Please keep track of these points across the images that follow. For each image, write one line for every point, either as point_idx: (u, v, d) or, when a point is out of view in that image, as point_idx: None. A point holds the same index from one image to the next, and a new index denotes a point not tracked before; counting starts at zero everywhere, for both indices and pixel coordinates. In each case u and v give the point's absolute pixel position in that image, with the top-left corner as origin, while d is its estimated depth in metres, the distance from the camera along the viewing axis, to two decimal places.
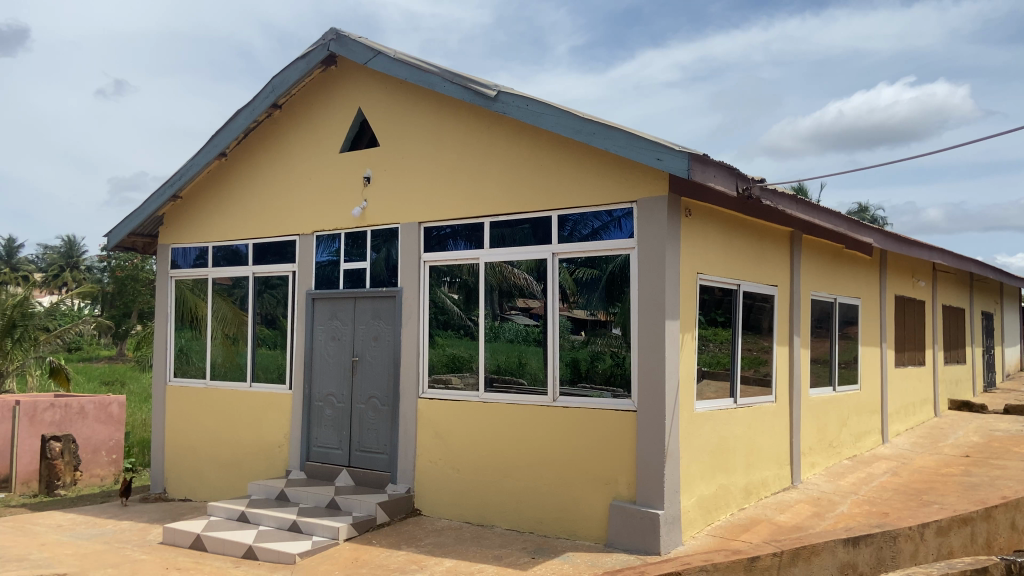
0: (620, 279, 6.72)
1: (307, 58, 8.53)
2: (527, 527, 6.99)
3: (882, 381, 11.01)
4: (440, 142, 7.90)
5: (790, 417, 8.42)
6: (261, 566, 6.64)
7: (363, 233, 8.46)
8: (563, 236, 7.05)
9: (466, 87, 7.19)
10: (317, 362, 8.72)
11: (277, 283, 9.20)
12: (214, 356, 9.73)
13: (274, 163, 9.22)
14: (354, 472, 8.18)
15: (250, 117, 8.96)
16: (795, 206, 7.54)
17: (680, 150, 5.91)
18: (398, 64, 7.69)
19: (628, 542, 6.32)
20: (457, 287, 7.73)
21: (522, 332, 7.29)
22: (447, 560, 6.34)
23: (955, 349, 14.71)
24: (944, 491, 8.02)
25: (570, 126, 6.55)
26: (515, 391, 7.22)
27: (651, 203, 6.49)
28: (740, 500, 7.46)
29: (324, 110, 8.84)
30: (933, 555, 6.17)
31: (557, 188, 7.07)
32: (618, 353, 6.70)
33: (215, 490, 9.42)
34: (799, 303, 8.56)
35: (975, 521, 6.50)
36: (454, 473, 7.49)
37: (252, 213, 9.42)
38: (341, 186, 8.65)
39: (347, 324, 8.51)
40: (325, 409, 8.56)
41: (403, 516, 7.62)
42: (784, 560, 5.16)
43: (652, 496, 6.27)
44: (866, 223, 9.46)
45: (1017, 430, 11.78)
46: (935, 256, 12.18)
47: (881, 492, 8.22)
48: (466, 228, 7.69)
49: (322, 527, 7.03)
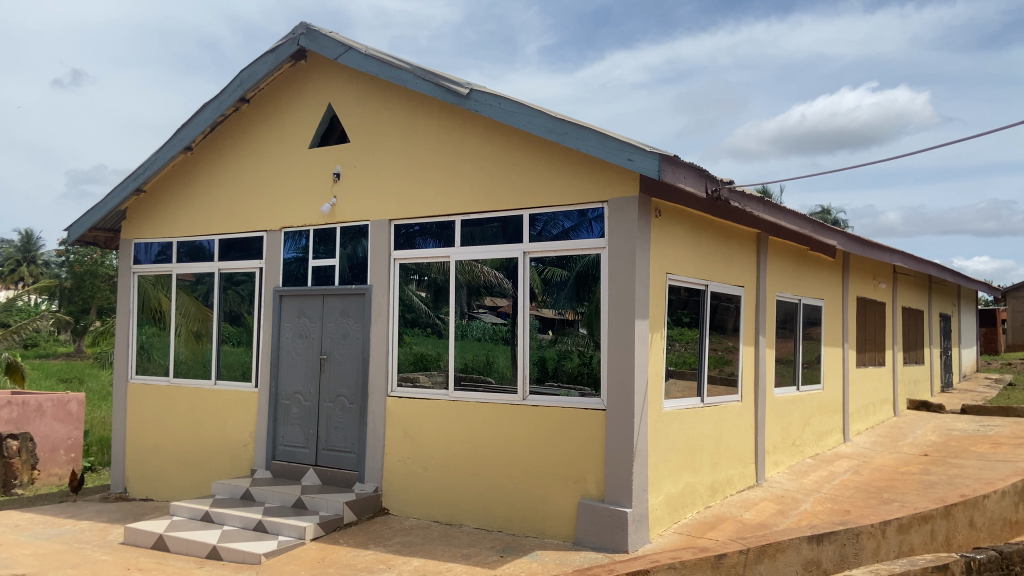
0: (589, 279, 6.75)
1: (276, 52, 8.39)
2: (495, 525, 6.99)
3: (844, 382, 11.22)
4: (412, 139, 7.85)
5: (755, 416, 8.54)
6: (225, 566, 6.54)
7: (332, 230, 8.38)
8: (533, 235, 7.06)
9: (438, 84, 7.15)
10: (283, 360, 8.62)
11: (243, 279, 9.09)
12: (177, 352, 9.57)
13: (241, 159, 9.10)
14: (320, 471, 8.11)
15: (216, 111, 8.81)
16: (762, 207, 7.64)
17: (651, 151, 5.95)
18: (369, 60, 7.62)
19: (596, 540, 6.35)
20: (426, 285, 7.71)
21: (489, 331, 7.30)
22: (416, 559, 6.30)
23: (914, 349, 15.07)
24: (902, 489, 8.21)
25: (544, 125, 6.56)
26: (483, 390, 7.23)
27: (622, 203, 6.53)
28: (707, 497, 7.55)
29: (293, 105, 8.73)
30: (894, 552, 6.31)
31: (528, 187, 7.08)
32: (586, 352, 6.74)
33: (178, 490, 9.26)
34: (764, 304, 8.69)
35: (934, 519, 6.66)
36: (423, 472, 7.45)
37: (218, 207, 9.27)
38: (310, 182, 8.55)
39: (315, 322, 8.42)
40: (292, 408, 8.47)
41: (370, 515, 7.57)
42: (751, 558, 5.24)
43: (621, 495, 6.32)
44: (830, 225, 9.62)
45: (973, 429, 12.11)
46: (896, 258, 12.44)
47: (843, 489, 8.40)
48: (436, 226, 7.67)
49: (288, 526, 6.95)
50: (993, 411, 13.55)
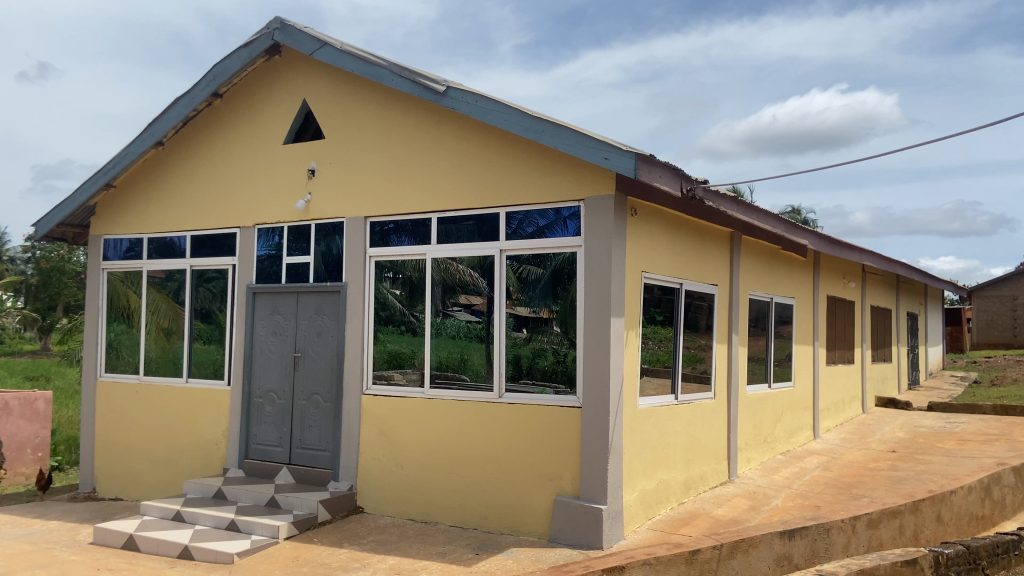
0: (564, 276, 6.78)
1: (250, 47, 8.31)
2: (470, 523, 7.00)
3: (814, 379, 11.39)
4: (387, 136, 7.81)
5: (728, 413, 8.64)
6: (197, 566, 6.46)
7: (307, 227, 8.32)
8: (509, 233, 7.06)
9: (415, 81, 7.12)
10: (256, 358, 8.53)
11: (214, 276, 9.00)
12: (147, 350, 9.43)
13: (214, 155, 8.99)
14: (294, 469, 8.05)
15: (188, 105, 8.69)
16: (735, 206, 7.73)
17: (627, 150, 5.99)
18: (345, 56, 7.57)
19: (571, 537, 6.38)
20: (401, 283, 7.69)
21: (463, 329, 7.30)
22: (391, 557, 6.28)
23: (881, 347, 15.33)
24: (871, 485, 8.36)
25: (521, 123, 6.57)
26: (458, 387, 7.24)
27: (598, 202, 6.56)
28: (680, 494, 7.63)
29: (268, 100, 8.65)
30: (863, 546, 6.42)
31: (504, 185, 7.09)
32: (560, 350, 6.78)
33: (148, 489, 9.14)
34: (737, 302, 8.79)
35: (903, 514, 6.79)
36: (399, 470, 7.43)
37: (190, 203, 9.15)
38: (284, 178, 8.48)
39: (289, 320, 8.35)
40: (265, 406, 8.39)
41: (345, 513, 7.53)
42: (724, 553, 5.30)
43: (596, 492, 6.36)
44: (802, 225, 9.76)
45: (939, 426, 12.36)
46: (865, 257, 12.65)
47: (813, 485, 8.53)
48: (411, 224, 7.65)
49: (261, 526, 6.89)
50: (959, 408, 13.83)
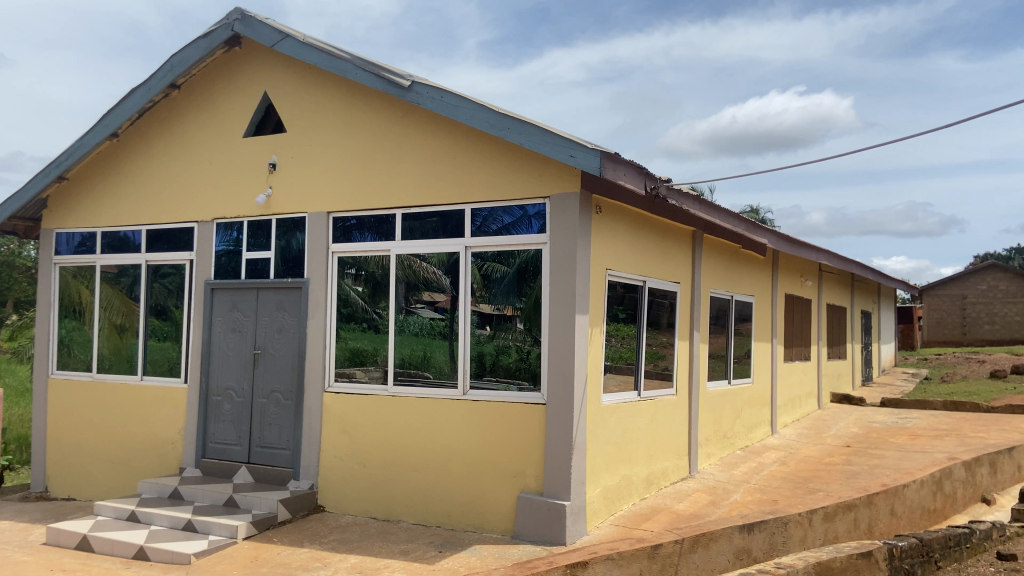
0: (529, 274, 6.78)
1: (209, 38, 8.14)
2: (433, 520, 6.96)
3: (772, 376, 11.57)
4: (350, 131, 7.73)
5: (689, 409, 8.74)
6: (153, 566, 6.32)
7: (267, 221, 8.19)
8: (474, 230, 7.04)
9: (379, 75, 7.05)
10: (214, 355, 8.37)
11: (171, 272, 8.81)
12: (100, 348, 9.19)
13: (171, 147, 8.80)
14: (253, 468, 7.93)
15: (145, 97, 8.48)
16: (696, 205, 7.83)
17: (593, 147, 6.02)
18: (307, 48, 7.46)
19: (534, 534, 6.40)
20: (363, 280, 7.61)
21: (426, 326, 7.25)
22: (352, 556, 6.21)
23: (836, 345, 15.67)
24: (827, 479, 8.54)
25: (486, 119, 6.55)
26: (421, 384, 7.20)
27: (563, 199, 6.57)
28: (642, 489, 7.70)
29: (227, 92, 8.48)
30: (819, 539, 6.55)
31: (469, 182, 7.06)
32: (523, 347, 6.79)
33: (102, 489, 8.92)
34: (698, 300, 8.89)
35: (857, 507, 6.94)
36: (361, 468, 7.36)
37: (146, 196, 8.94)
38: (244, 172, 8.33)
39: (248, 316, 8.21)
40: (224, 404, 8.24)
41: (306, 512, 7.44)
42: (685, 547, 5.36)
43: (559, 488, 6.38)
44: (761, 224, 9.92)
45: (892, 421, 12.67)
46: (821, 257, 12.90)
47: (771, 480, 8.68)
48: (374, 220, 7.59)
49: (218, 526, 6.77)
50: (911, 403, 14.20)
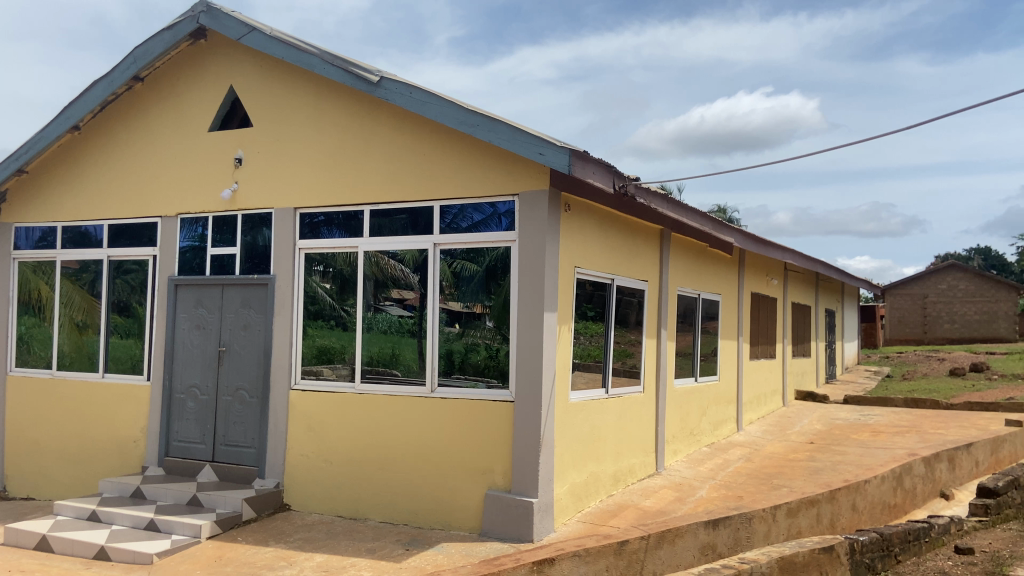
0: (498, 272, 6.78)
1: (174, 30, 8.00)
2: (401, 518, 6.93)
3: (738, 374, 11.71)
4: (318, 126, 7.65)
5: (656, 407, 8.81)
6: (114, 567, 6.20)
7: (233, 217, 8.08)
8: (443, 227, 7.01)
9: (347, 70, 6.98)
10: (178, 352, 8.23)
11: (133, 268, 8.64)
12: (60, 345, 8.99)
13: (135, 140, 8.63)
14: (217, 466, 7.83)
15: (107, 89, 8.31)
16: (664, 204, 7.89)
17: (561, 145, 6.03)
18: (274, 42, 7.36)
19: (502, 531, 6.41)
20: (331, 277, 7.55)
21: (395, 323, 7.22)
22: (318, 555, 6.16)
23: (801, 343, 15.91)
24: (791, 475, 8.67)
25: (456, 116, 6.53)
26: (389, 382, 7.16)
27: (532, 197, 6.58)
28: (609, 486, 7.74)
29: (192, 86, 8.34)
30: (783, 534, 6.65)
31: (438, 179, 7.03)
32: (493, 345, 6.78)
33: (62, 488, 8.73)
34: (666, 298, 8.97)
35: (820, 503, 7.04)
36: (327, 466, 7.30)
37: (108, 190, 8.76)
38: (209, 167, 8.20)
39: (213, 313, 8.09)
40: (187, 402, 8.11)
41: (271, 511, 7.36)
42: (651, 543, 5.40)
43: (527, 485, 6.39)
44: (728, 223, 10.03)
45: (854, 418, 12.91)
46: (787, 256, 13.08)
47: (736, 476, 8.78)
48: (342, 216, 7.52)
49: (181, 526, 6.66)
50: (872, 401, 14.48)
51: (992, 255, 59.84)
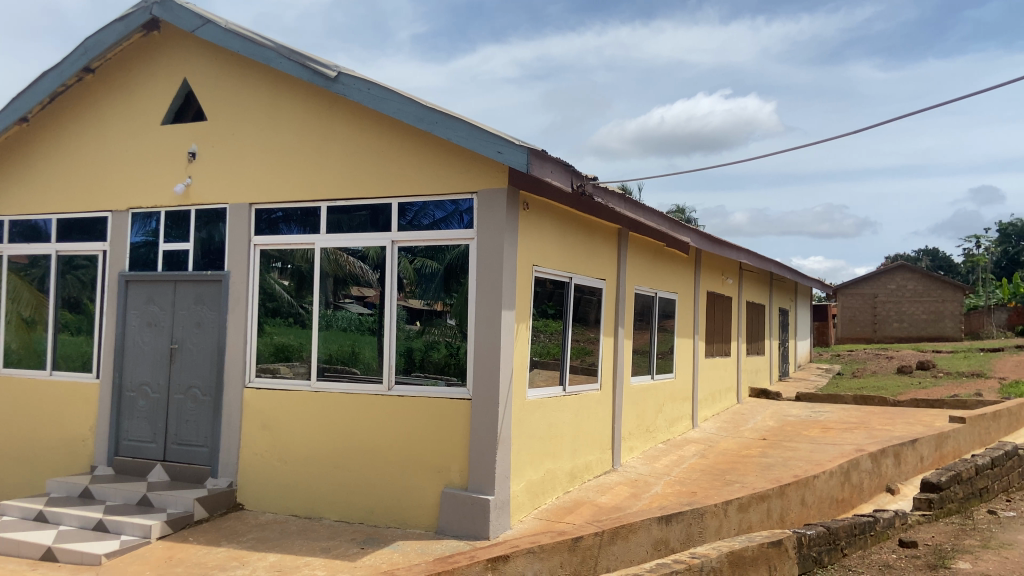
0: (457, 271, 6.79)
1: (126, 21, 7.82)
2: (356, 517, 6.90)
3: (694, 372, 11.89)
4: (275, 121, 7.55)
5: (613, 404, 8.90)
6: (60, 568, 6.06)
7: (186, 212, 7.94)
8: (403, 224, 6.99)
9: (304, 65, 6.91)
10: (128, 350, 8.06)
11: (84, 264, 8.43)
12: (7, 342, 8.75)
13: (85, 133, 8.43)
14: (169, 466, 7.69)
15: (56, 80, 8.10)
16: (621, 203, 7.97)
17: (519, 144, 6.06)
18: (229, 35, 7.25)
19: (458, 529, 6.42)
20: (289, 274, 7.47)
21: (355, 321, 7.18)
22: (271, 555, 6.09)
23: (755, 341, 16.21)
24: (743, 471, 8.84)
25: (414, 113, 6.51)
26: (347, 380, 7.11)
27: (490, 195, 6.59)
28: (566, 483, 7.80)
29: (145, 78, 8.17)
30: (734, 529, 6.78)
31: (396, 175, 7.00)
32: (453, 343, 6.78)
33: (7, 488, 8.50)
34: (624, 296, 9.06)
35: (770, 498, 7.19)
36: (282, 465, 7.23)
37: (58, 183, 8.54)
38: (161, 161, 8.04)
39: (165, 310, 7.94)
40: (138, 400, 7.95)
41: (223, 511, 7.26)
42: (605, 539, 5.46)
43: (483, 483, 6.41)
44: (685, 223, 10.16)
45: (805, 415, 13.21)
46: (742, 256, 13.31)
47: (690, 472, 8.92)
48: (300, 212, 7.45)
49: (131, 525, 6.54)
50: (823, 398, 14.82)
51: (940, 255, 61.64)
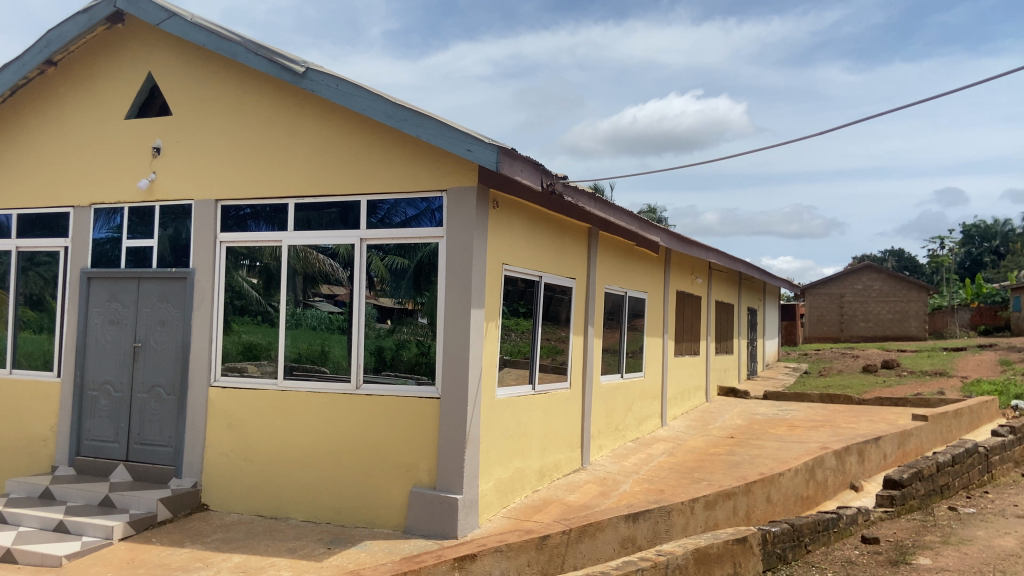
0: (427, 269, 6.76)
1: (89, 13, 7.65)
2: (324, 517, 6.84)
3: (663, 370, 11.97)
4: (242, 116, 7.45)
5: (582, 402, 8.93)
6: (19, 570, 5.93)
7: (151, 208, 7.81)
8: (373, 222, 6.94)
9: (272, 60, 6.82)
10: (91, 349, 7.90)
11: (46, 260, 8.25)
12: None
13: (47, 126, 8.26)
14: (132, 466, 7.56)
15: (17, 72, 7.92)
16: (591, 202, 8.00)
17: (489, 142, 6.05)
18: (195, 29, 7.13)
19: (426, 528, 6.39)
20: (257, 271, 7.37)
21: (324, 320, 7.11)
22: (236, 555, 6.02)
23: (724, 340, 16.37)
24: (711, 469, 8.93)
25: (383, 110, 6.46)
26: (316, 379, 7.04)
27: (460, 193, 6.57)
28: (534, 482, 7.81)
29: (109, 71, 8.01)
30: (700, 526, 6.83)
31: (365, 173, 6.95)
32: (424, 341, 6.75)
33: None
34: (594, 295, 9.09)
35: (737, 495, 7.26)
36: (248, 465, 7.14)
37: (19, 178, 8.35)
38: (125, 155, 7.90)
39: (128, 308, 7.80)
40: (100, 399, 7.81)
41: (188, 511, 7.15)
42: (572, 537, 5.48)
43: (451, 482, 6.39)
44: (655, 222, 10.21)
45: (772, 413, 13.38)
46: (711, 256, 13.43)
47: (659, 470, 8.99)
48: (268, 209, 7.37)
49: (93, 526, 6.42)
50: (790, 396, 15.02)
51: (905, 256, 62.83)
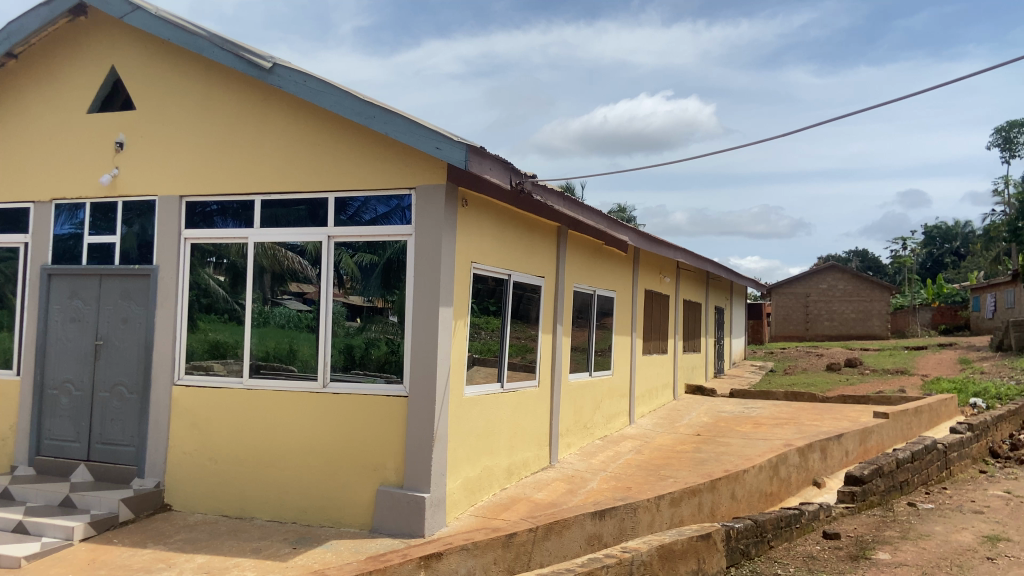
0: (396, 267, 6.74)
1: (51, 5, 7.50)
2: (289, 517, 6.79)
3: (632, 369, 12.06)
4: (208, 111, 7.35)
5: (551, 400, 8.97)
6: None
7: (114, 204, 7.68)
8: (341, 220, 6.90)
9: (238, 55, 6.74)
10: (51, 347, 7.75)
11: (5, 256, 8.06)
12: None
13: (6, 119, 8.08)
14: (93, 466, 7.43)
15: None
16: (559, 202, 8.03)
17: (458, 141, 6.05)
18: (159, 22, 7.02)
19: (393, 527, 6.38)
20: (224, 269, 7.29)
21: (293, 318, 7.05)
22: (200, 556, 5.95)
23: (691, 339, 16.54)
24: (677, 466, 9.02)
25: (351, 107, 6.43)
26: (284, 377, 6.98)
27: (428, 191, 6.56)
28: (503, 480, 7.84)
29: (71, 64, 7.86)
30: (666, 523, 6.91)
31: (334, 170, 6.90)
32: (393, 339, 6.73)
33: None
34: (563, 294, 9.13)
35: (702, 492, 7.35)
36: (212, 465, 7.06)
37: None
38: (87, 150, 7.76)
39: (90, 305, 7.66)
40: (61, 398, 7.66)
41: (151, 512, 7.05)
42: (538, 535, 5.51)
43: (419, 480, 6.38)
44: (623, 222, 10.28)
45: (738, 411, 13.55)
46: (679, 255, 13.56)
47: (626, 468, 9.06)
48: (234, 206, 7.29)
49: (52, 527, 6.30)
50: (755, 394, 15.23)
51: (869, 256, 63.99)
